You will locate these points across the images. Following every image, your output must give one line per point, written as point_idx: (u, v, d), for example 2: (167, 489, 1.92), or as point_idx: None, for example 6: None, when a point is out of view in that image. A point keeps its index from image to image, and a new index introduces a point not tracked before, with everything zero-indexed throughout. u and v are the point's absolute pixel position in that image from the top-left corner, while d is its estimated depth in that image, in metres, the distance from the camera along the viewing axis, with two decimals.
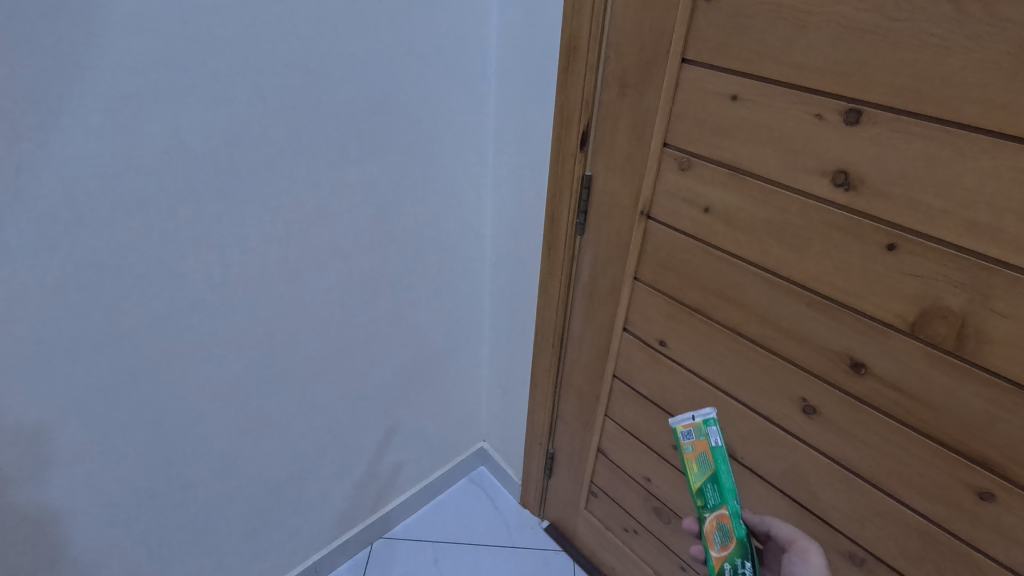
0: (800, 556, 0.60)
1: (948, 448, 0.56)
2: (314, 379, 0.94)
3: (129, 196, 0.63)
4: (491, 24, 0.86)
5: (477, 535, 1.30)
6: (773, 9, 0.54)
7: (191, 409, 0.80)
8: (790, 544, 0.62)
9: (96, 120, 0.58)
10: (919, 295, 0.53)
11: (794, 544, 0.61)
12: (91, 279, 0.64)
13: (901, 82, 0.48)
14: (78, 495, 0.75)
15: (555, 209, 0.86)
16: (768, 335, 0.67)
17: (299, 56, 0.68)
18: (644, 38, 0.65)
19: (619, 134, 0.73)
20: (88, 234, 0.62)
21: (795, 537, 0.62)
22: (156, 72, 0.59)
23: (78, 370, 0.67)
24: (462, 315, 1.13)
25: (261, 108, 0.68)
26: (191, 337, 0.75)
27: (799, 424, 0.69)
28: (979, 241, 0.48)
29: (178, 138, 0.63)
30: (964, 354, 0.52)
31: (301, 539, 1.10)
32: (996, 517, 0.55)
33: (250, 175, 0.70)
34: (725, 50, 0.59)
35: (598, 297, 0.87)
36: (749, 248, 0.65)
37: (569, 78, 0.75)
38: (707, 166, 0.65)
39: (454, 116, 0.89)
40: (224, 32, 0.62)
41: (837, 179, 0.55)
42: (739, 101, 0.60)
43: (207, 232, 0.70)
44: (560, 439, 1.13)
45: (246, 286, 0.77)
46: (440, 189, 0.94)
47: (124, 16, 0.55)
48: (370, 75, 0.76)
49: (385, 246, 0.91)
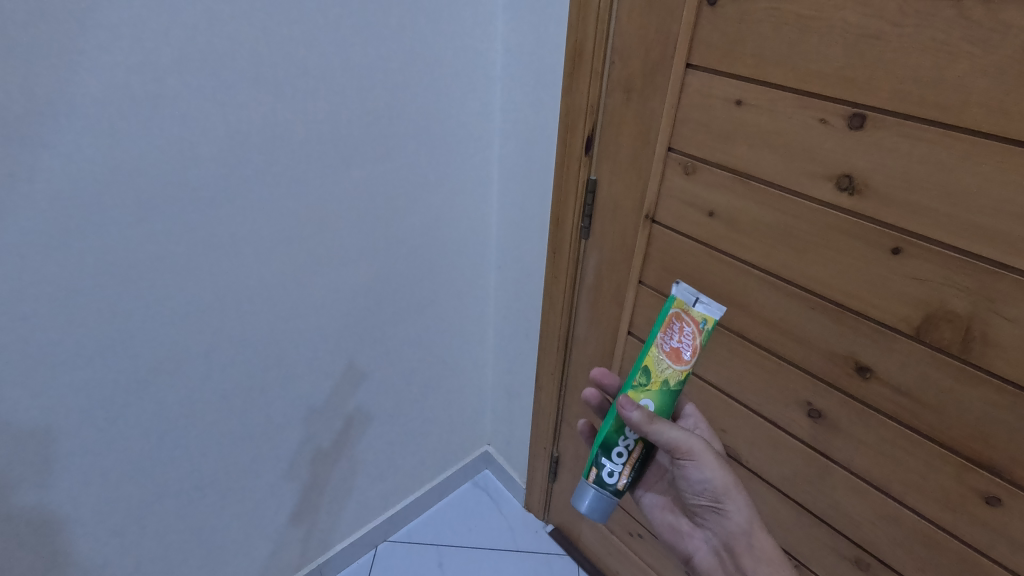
0: (693, 461, 0.59)
1: (954, 452, 0.56)
2: (320, 382, 0.94)
3: (139, 200, 0.63)
4: (496, 28, 0.86)
5: (482, 538, 1.30)
6: (777, 14, 0.54)
7: (197, 410, 0.81)
8: (681, 453, 0.58)
9: (106, 124, 0.58)
10: (924, 298, 0.53)
11: (685, 454, 0.58)
12: (100, 281, 0.65)
13: (905, 87, 0.49)
14: (85, 496, 0.75)
15: (560, 213, 0.86)
16: (772, 338, 0.67)
17: (307, 60, 0.69)
18: (649, 43, 0.66)
19: (624, 138, 0.73)
20: (98, 238, 0.63)
21: (686, 445, 0.57)
22: (166, 77, 0.60)
23: (87, 371, 0.68)
24: (467, 318, 1.14)
25: (268, 112, 0.69)
26: (199, 339, 0.76)
27: (804, 427, 0.68)
28: (984, 245, 0.48)
29: (187, 142, 0.64)
30: (969, 358, 0.52)
31: (306, 542, 1.11)
32: (1003, 522, 0.55)
33: (257, 178, 0.71)
34: (729, 55, 0.59)
35: (602, 300, 0.88)
36: (753, 252, 0.65)
37: (573, 83, 0.76)
38: (711, 170, 0.66)
39: (459, 120, 0.90)
40: (233, 37, 0.63)
41: (842, 183, 0.55)
42: (743, 105, 0.60)
43: (213, 234, 0.71)
44: (564, 441, 1.13)
45: (253, 287, 0.78)
46: (446, 192, 0.94)
47: (128, 22, 0.56)
48: (375, 81, 0.77)
49: (391, 248, 0.92)
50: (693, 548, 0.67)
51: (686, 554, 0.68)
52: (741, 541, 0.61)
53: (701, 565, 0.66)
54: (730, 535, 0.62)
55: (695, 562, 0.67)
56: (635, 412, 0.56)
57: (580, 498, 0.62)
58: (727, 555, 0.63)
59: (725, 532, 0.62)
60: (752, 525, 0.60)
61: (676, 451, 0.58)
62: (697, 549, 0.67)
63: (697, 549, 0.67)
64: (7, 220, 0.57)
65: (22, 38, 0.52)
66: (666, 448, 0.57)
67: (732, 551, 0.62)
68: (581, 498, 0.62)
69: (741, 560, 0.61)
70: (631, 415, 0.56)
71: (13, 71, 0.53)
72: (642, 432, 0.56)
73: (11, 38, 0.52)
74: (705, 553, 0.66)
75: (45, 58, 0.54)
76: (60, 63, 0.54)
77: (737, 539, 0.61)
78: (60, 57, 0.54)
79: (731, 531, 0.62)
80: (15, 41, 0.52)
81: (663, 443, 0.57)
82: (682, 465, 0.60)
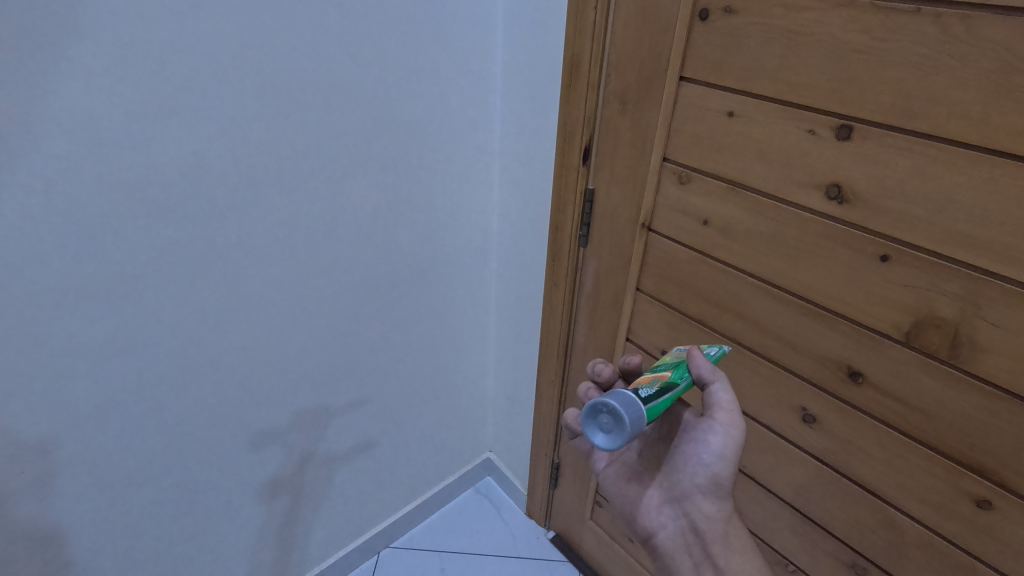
0: (722, 428, 0.59)
1: (945, 456, 0.57)
2: (323, 388, 0.96)
3: (149, 210, 0.66)
4: (496, 42, 0.89)
5: (483, 545, 1.30)
6: (765, 29, 0.56)
7: (203, 414, 0.82)
8: (721, 414, 0.59)
9: (119, 136, 0.61)
10: (911, 304, 0.55)
11: (721, 415, 0.59)
12: (110, 288, 0.67)
13: (889, 99, 0.50)
14: (92, 499, 0.77)
15: (559, 221, 0.88)
16: (767, 344, 0.68)
17: (311, 75, 0.72)
18: (643, 57, 0.68)
19: (620, 148, 0.75)
20: (108, 244, 0.65)
21: (730, 410, 0.59)
22: (177, 92, 0.63)
23: (97, 375, 0.70)
24: (469, 325, 1.15)
25: (274, 125, 0.71)
26: (205, 344, 0.78)
27: (800, 432, 0.69)
28: (969, 252, 0.49)
29: (197, 154, 0.67)
30: (958, 362, 0.53)
31: (310, 548, 1.11)
32: (994, 525, 0.55)
33: (264, 189, 0.74)
34: (721, 68, 0.61)
35: (601, 307, 0.89)
36: (747, 259, 0.66)
37: (571, 95, 0.78)
38: (704, 180, 0.67)
39: (460, 131, 0.92)
40: (241, 54, 0.65)
41: (831, 193, 0.57)
42: (735, 117, 0.62)
43: (219, 243, 0.73)
44: (564, 448, 1.14)
45: (258, 294, 0.80)
46: (447, 201, 0.96)
47: (134, 43, 0.59)
48: (377, 97, 0.79)
49: (393, 256, 0.94)
50: (657, 525, 0.64)
51: (648, 530, 0.65)
52: (715, 526, 0.60)
53: (662, 545, 0.63)
54: (703, 518, 0.60)
55: (656, 540, 0.64)
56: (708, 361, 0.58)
57: (638, 425, 0.47)
58: (694, 539, 0.60)
59: (700, 514, 0.61)
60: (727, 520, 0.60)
61: (719, 410, 0.59)
62: (661, 526, 0.64)
63: (661, 527, 0.64)
64: (22, 229, 0.59)
65: (31, 58, 0.54)
66: (708, 401, 0.59)
67: (701, 536, 0.60)
68: (636, 427, 0.47)
69: (711, 548, 0.59)
70: (701, 360, 0.58)
71: (19, 90, 0.55)
72: (701, 382, 0.59)
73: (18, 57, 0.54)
74: (669, 533, 0.63)
75: (53, 77, 0.56)
76: (67, 81, 0.56)
77: (710, 524, 0.60)
78: (67, 75, 0.56)
79: (707, 514, 0.60)
80: (23, 60, 0.54)
81: (712, 395, 0.59)
82: (705, 429, 0.60)
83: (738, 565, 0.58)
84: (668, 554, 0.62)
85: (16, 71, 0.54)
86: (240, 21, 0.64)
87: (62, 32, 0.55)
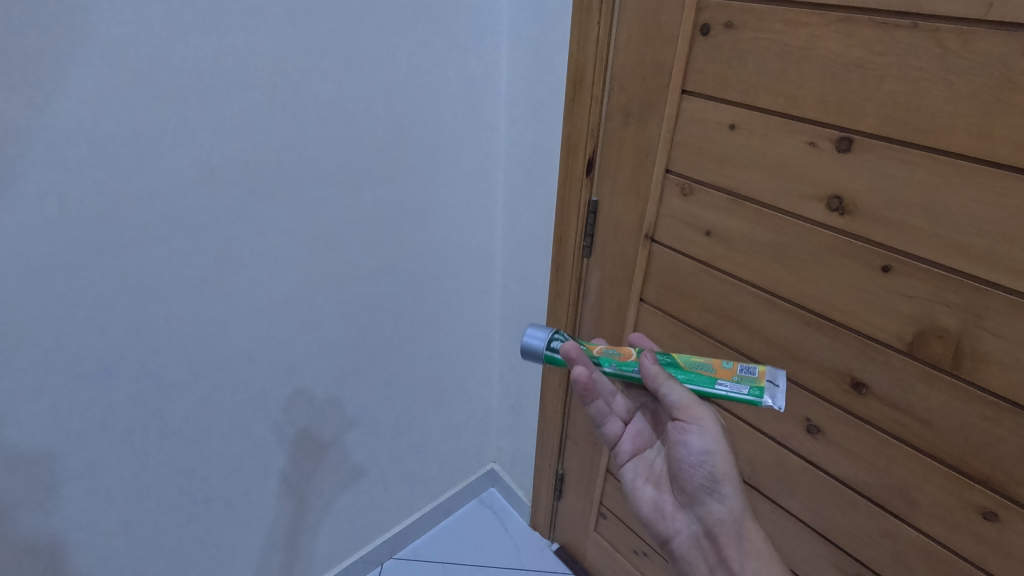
0: (695, 425, 0.58)
1: (949, 467, 0.57)
2: (328, 398, 0.96)
3: (160, 217, 0.67)
4: (500, 57, 0.91)
5: (488, 556, 1.30)
6: (765, 44, 0.57)
7: (208, 420, 0.83)
8: (683, 414, 0.57)
9: (135, 146, 0.63)
10: (915, 315, 0.55)
11: (687, 415, 0.57)
12: (122, 293, 0.68)
13: (888, 112, 0.51)
14: (99, 503, 0.78)
15: (563, 232, 0.89)
16: (769, 354, 0.69)
17: (319, 88, 0.74)
18: (645, 71, 0.69)
19: (624, 160, 0.76)
20: (120, 251, 0.66)
21: (688, 406, 0.57)
22: (190, 104, 0.65)
23: (106, 380, 0.71)
24: (473, 334, 1.16)
25: (284, 139, 0.73)
26: (213, 351, 0.79)
27: (804, 443, 0.69)
28: (969, 262, 0.50)
29: (209, 163, 0.68)
30: (960, 372, 0.53)
31: (313, 560, 1.11)
32: (1000, 537, 0.55)
33: (272, 200, 0.75)
34: (722, 82, 0.62)
35: (605, 318, 0.89)
36: (750, 269, 0.67)
37: (574, 108, 0.79)
38: (706, 191, 0.68)
39: (465, 143, 0.94)
40: (252, 70, 0.67)
41: (832, 205, 0.57)
42: (736, 129, 0.63)
43: (227, 251, 0.74)
44: (569, 458, 1.14)
45: (265, 301, 0.81)
46: (452, 212, 0.98)
47: (149, 58, 0.61)
48: (382, 105, 0.81)
49: (398, 267, 0.95)
50: (672, 531, 0.64)
51: (663, 536, 0.65)
52: (728, 529, 0.60)
53: (678, 550, 0.64)
54: (716, 521, 0.60)
55: (673, 545, 0.64)
56: (653, 364, 0.57)
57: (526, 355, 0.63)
58: (708, 545, 0.61)
59: (712, 518, 0.60)
60: (743, 517, 0.59)
61: (678, 410, 0.57)
62: (677, 532, 0.64)
63: (676, 532, 0.64)
64: (37, 235, 0.61)
65: (40, 70, 0.56)
66: (666, 406, 0.58)
67: (716, 540, 0.60)
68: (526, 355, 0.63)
69: (726, 552, 0.59)
70: (648, 365, 0.57)
71: (30, 100, 0.56)
72: (651, 387, 0.58)
73: (28, 68, 0.55)
74: (684, 538, 0.63)
75: (61, 88, 0.57)
76: (75, 92, 0.58)
77: (723, 526, 0.60)
78: (75, 87, 0.58)
79: (719, 517, 0.60)
80: (34, 73, 0.56)
81: (666, 399, 0.57)
82: (682, 431, 0.59)
83: (754, 568, 0.58)
84: (684, 559, 0.63)
85: (28, 82, 0.56)
86: (251, 39, 0.66)
87: (73, 45, 0.57)
